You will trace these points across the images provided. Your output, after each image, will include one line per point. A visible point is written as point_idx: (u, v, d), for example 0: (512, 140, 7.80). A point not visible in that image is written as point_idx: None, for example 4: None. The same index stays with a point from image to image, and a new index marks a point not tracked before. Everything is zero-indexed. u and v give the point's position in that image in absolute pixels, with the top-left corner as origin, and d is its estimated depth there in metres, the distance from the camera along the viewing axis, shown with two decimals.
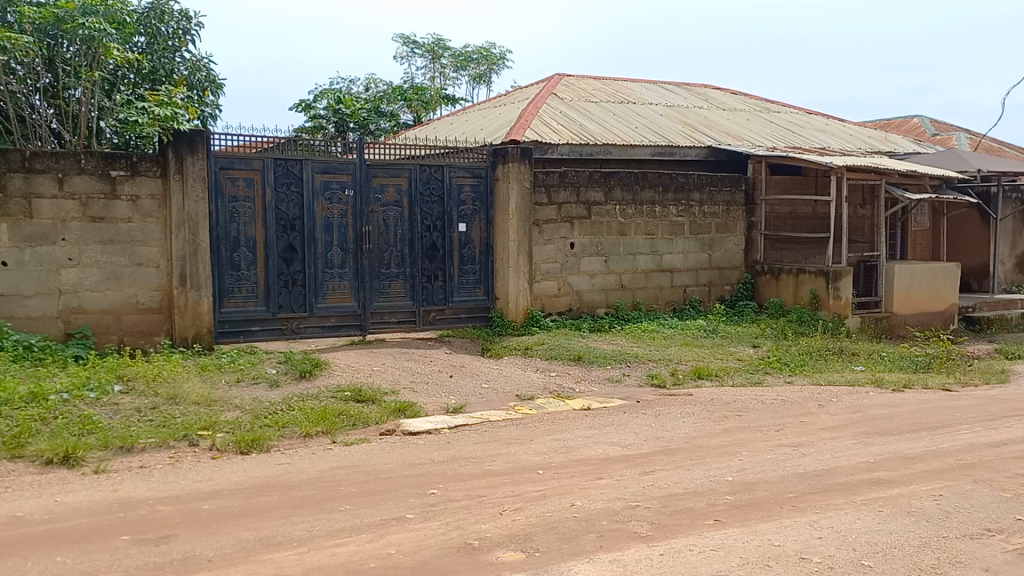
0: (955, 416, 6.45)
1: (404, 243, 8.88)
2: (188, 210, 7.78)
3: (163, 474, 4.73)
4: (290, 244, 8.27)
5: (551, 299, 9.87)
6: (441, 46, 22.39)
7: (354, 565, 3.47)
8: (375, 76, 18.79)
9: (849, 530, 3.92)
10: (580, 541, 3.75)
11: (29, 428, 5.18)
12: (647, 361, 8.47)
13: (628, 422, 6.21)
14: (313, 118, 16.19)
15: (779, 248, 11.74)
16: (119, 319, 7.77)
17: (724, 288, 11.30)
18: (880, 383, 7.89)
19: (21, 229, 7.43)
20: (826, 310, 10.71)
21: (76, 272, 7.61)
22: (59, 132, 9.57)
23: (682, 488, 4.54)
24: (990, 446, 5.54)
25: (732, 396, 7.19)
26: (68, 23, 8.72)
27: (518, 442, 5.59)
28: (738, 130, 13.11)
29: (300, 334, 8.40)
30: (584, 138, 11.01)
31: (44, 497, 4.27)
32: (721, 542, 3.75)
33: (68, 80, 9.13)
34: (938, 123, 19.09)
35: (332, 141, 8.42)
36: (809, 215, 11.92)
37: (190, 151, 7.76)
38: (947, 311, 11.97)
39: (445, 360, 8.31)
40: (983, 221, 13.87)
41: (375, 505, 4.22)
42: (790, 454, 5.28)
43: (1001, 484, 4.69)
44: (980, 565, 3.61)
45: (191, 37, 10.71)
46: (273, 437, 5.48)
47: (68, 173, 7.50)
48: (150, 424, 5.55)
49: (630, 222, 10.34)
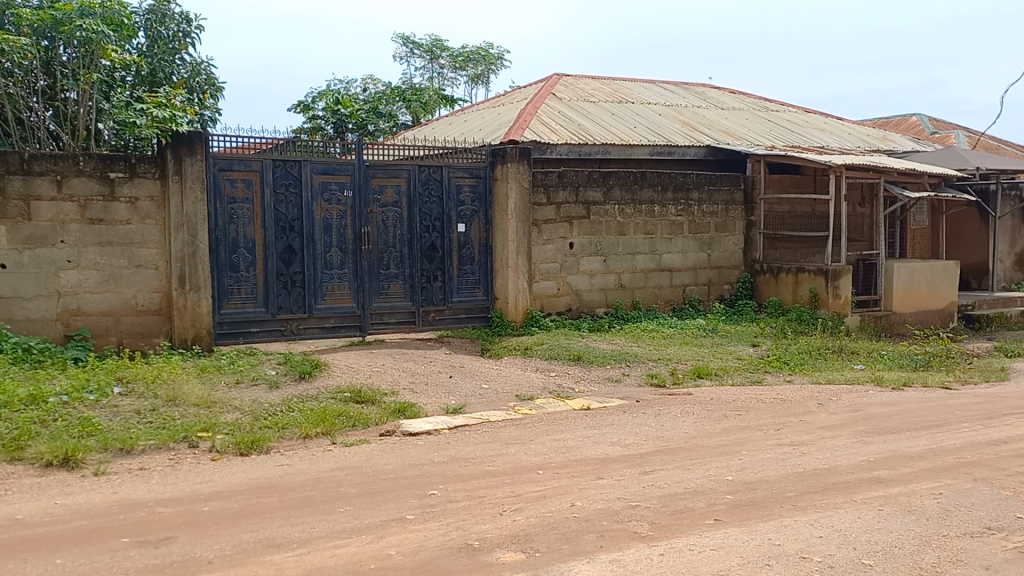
0: (954, 414, 6.46)
1: (404, 243, 8.88)
2: (188, 212, 7.78)
3: (163, 476, 4.73)
4: (290, 245, 8.27)
5: (550, 299, 9.88)
6: (440, 46, 22.41)
7: (354, 566, 3.47)
8: (373, 76, 18.84)
9: (849, 529, 3.92)
10: (580, 542, 3.74)
11: (28, 430, 5.18)
12: (647, 361, 8.47)
13: (627, 421, 6.21)
14: (312, 118, 16.23)
15: (778, 246, 11.69)
16: (118, 322, 7.76)
17: (724, 287, 11.31)
18: (880, 382, 7.88)
19: (20, 232, 7.42)
20: (825, 309, 10.71)
21: (75, 274, 7.60)
22: (57, 133, 9.57)
23: (682, 488, 4.54)
24: (990, 444, 5.54)
25: (732, 395, 7.19)
26: (65, 26, 8.61)
27: (518, 443, 5.58)
28: (738, 130, 13.10)
29: (300, 335, 8.40)
30: (583, 138, 11.00)
31: (44, 500, 4.26)
32: (721, 542, 3.75)
33: (66, 82, 9.11)
34: (937, 121, 19.10)
35: (331, 142, 8.41)
36: (808, 213, 11.90)
37: (188, 152, 7.75)
38: (947, 309, 11.98)
39: (445, 360, 8.30)
40: (982, 219, 13.91)
41: (375, 506, 4.21)
42: (790, 453, 5.28)
43: (1002, 482, 4.69)
44: (980, 563, 3.61)
45: (191, 40, 10.73)
46: (273, 439, 5.49)
47: (67, 175, 7.50)
48: (149, 426, 5.55)
49: (630, 221, 10.34)
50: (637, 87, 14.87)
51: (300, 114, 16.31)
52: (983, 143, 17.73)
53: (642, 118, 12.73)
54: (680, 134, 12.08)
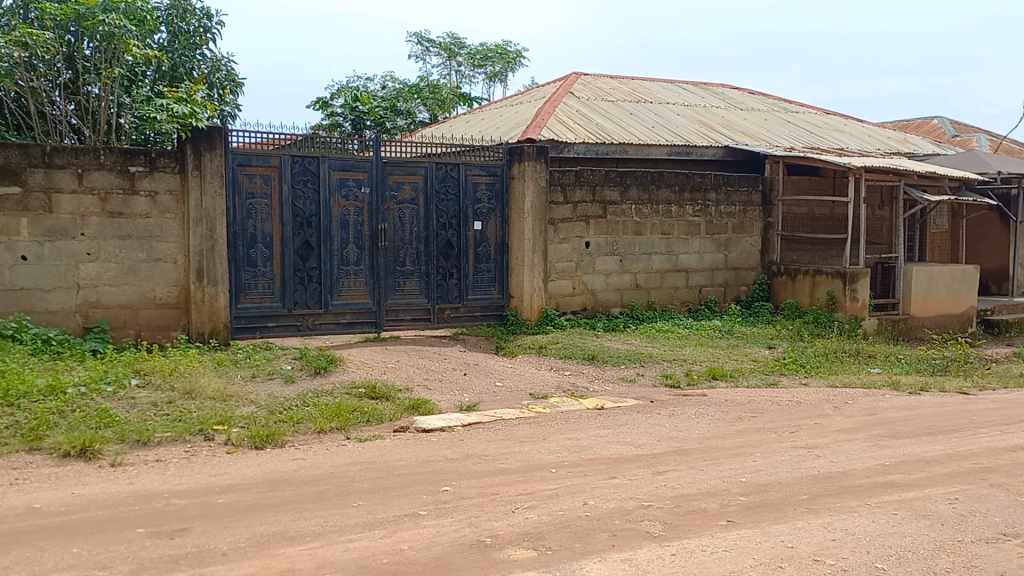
0: (972, 419, 6.40)
1: (419, 240, 8.91)
2: (206, 207, 7.83)
3: (178, 467, 4.77)
4: (307, 241, 8.33)
5: (565, 298, 9.86)
6: (458, 44, 22.45)
7: (366, 560, 3.48)
8: (392, 74, 19.00)
9: (863, 532, 3.90)
10: (591, 541, 3.74)
11: (47, 420, 5.25)
12: (661, 361, 8.47)
13: (641, 422, 6.20)
14: (330, 114, 16.40)
15: (796, 248, 11.42)
16: (137, 315, 7.84)
17: (740, 288, 11.26)
18: (896, 386, 7.81)
19: (40, 224, 7.48)
20: (843, 311, 10.62)
21: (95, 267, 7.67)
22: (78, 127, 9.70)
23: (695, 488, 4.53)
24: (1007, 450, 5.47)
25: (747, 396, 7.17)
26: (89, 20, 8.75)
27: (532, 440, 5.59)
28: (756, 130, 13.07)
29: (316, 330, 8.46)
30: (601, 138, 10.97)
31: (62, 489, 4.31)
32: (734, 543, 3.74)
33: (88, 77, 9.24)
34: (958, 124, 18.90)
35: (349, 138, 8.46)
36: (826, 215, 11.63)
37: (208, 147, 7.80)
38: (965, 313, 11.87)
39: (459, 358, 8.28)
40: (1003, 224, 13.77)
41: (389, 501, 4.23)
42: (804, 455, 5.25)
43: (1018, 488, 4.63)
44: (995, 569, 3.58)
45: (212, 36, 10.73)
46: (287, 433, 5.51)
47: (87, 168, 7.57)
48: (166, 418, 5.60)
49: (646, 221, 10.32)
50: (656, 87, 14.82)
51: (318, 111, 16.41)
52: (1004, 146, 17.52)
53: (660, 118, 12.71)
54: (697, 134, 12.08)
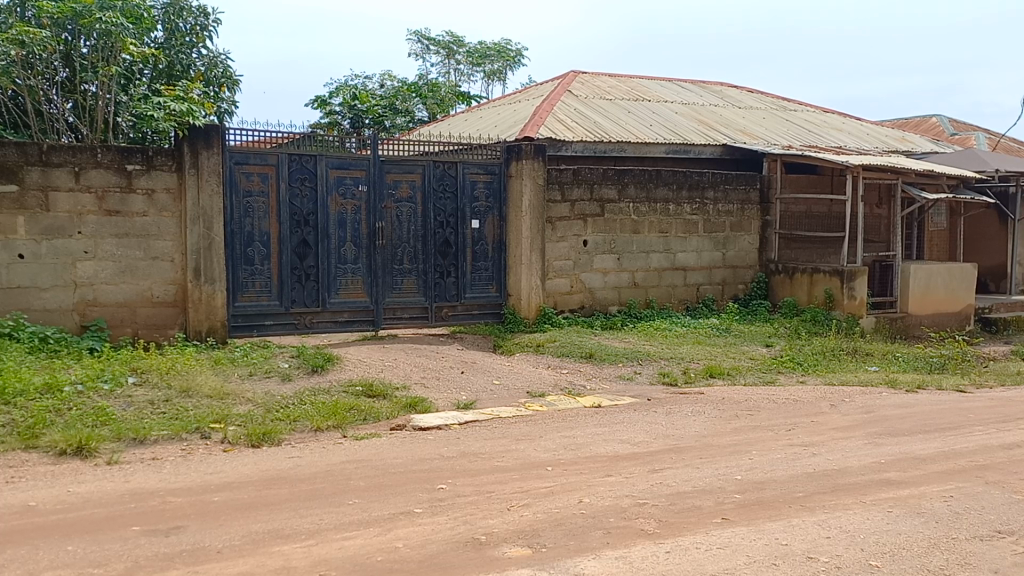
0: (969, 417, 6.40)
1: (417, 239, 8.91)
2: (203, 206, 7.83)
3: (174, 466, 4.77)
4: (304, 239, 8.33)
5: (563, 296, 9.86)
6: (458, 42, 22.39)
7: (361, 558, 3.49)
8: (391, 72, 18.92)
9: (858, 530, 3.90)
10: (586, 539, 3.74)
11: (43, 418, 5.24)
12: (659, 359, 8.47)
13: (638, 420, 6.20)
14: (329, 113, 16.41)
15: (793, 246, 11.59)
16: (134, 313, 7.84)
17: (738, 286, 11.26)
18: (894, 385, 7.80)
19: (38, 222, 7.48)
20: (841, 309, 10.64)
21: (92, 265, 7.67)
22: (77, 126, 9.69)
23: (690, 486, 4.53)
24: (1002, 447, 5.48)
25: (745, 394, 7.17)
26: (85, 18, 8.75)
27: (528, 439, 5.59)
28: (755, 129, 13.06)
29: (313, 329, 8.47)
30: (599, 136, 10.97)
31: (57, 488, 4.31)
32: (728, 540, 3.74)
33: (86, 75, 9.24)
34: (958, 122, 18.88)
35: (348, 137, 8.46)
36: (823, 213, 11.83)
37: (205, 146, 7.81)
38: (963, 311, 11.87)
39: (457, 356, 8.30)
40: (1002, 222, 13.74)
41: (384, 499, 4.23)
42: (800, 453, 5.26)
43: (1014, 486, 4.64)
44: (989, 566, 3.58)
45: (209, 33, 10.71)
46: (284, 431, 5.51)
47: (85, 167, 7.57)
48: (163, 416, 5.60)
49: (644, 220, 10.31)
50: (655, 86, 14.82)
51: (317, 109, 16.40)
52: (1003, 144, 17.50)
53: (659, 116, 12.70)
54: (697, 133, 12.07)
